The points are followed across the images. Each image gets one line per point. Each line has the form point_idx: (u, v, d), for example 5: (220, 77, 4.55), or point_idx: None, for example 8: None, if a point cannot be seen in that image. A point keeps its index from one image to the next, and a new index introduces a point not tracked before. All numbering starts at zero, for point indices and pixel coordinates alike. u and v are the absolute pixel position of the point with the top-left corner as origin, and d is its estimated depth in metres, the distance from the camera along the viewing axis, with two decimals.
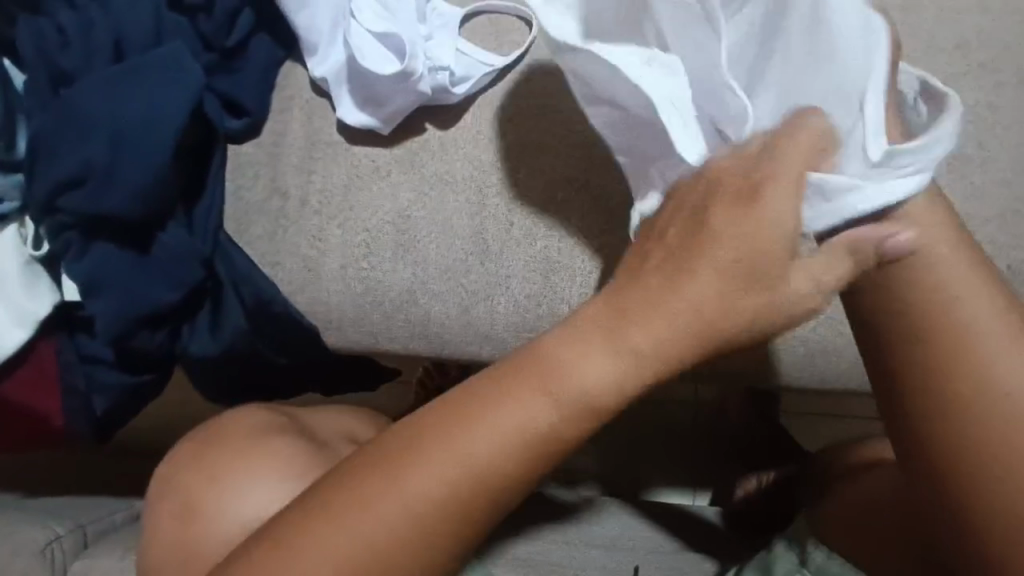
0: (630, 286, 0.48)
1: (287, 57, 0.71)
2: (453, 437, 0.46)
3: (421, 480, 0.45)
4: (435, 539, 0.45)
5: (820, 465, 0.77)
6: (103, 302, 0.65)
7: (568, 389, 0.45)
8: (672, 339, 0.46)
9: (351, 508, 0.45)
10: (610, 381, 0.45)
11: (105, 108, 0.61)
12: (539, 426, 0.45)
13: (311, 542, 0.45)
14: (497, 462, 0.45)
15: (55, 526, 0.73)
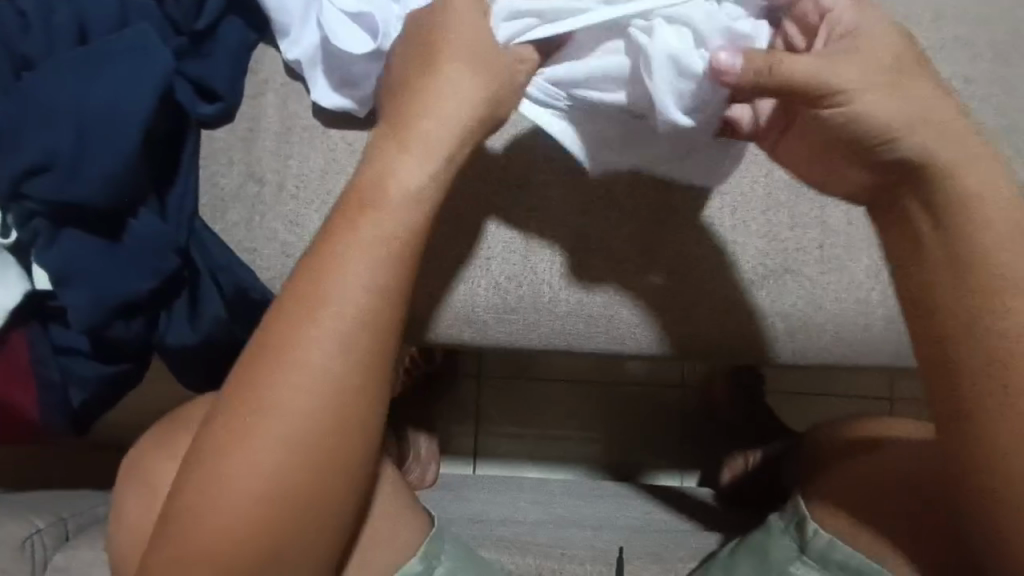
0: (361, 189, 0.51)
1: (259, 41, 0.70)
2: (267, 370, 0.47)
3: (311, 352, 0.47)
4: (359, 398, 0.48)
5: (809, 445, 0.77)
6: (75, 291, 0.63)
7: (391, 203, 0.50)
8: (416, 205, 0.51)
9: (257, 404, 0.47)
10: (380, 249, 0.49)
11: (70, 93, 0.60)
12: (381, 248, 0.49)
13: (241, 449, 0.46)
14: (363, 298, 0.48)
15: (35, 520, 0.72)
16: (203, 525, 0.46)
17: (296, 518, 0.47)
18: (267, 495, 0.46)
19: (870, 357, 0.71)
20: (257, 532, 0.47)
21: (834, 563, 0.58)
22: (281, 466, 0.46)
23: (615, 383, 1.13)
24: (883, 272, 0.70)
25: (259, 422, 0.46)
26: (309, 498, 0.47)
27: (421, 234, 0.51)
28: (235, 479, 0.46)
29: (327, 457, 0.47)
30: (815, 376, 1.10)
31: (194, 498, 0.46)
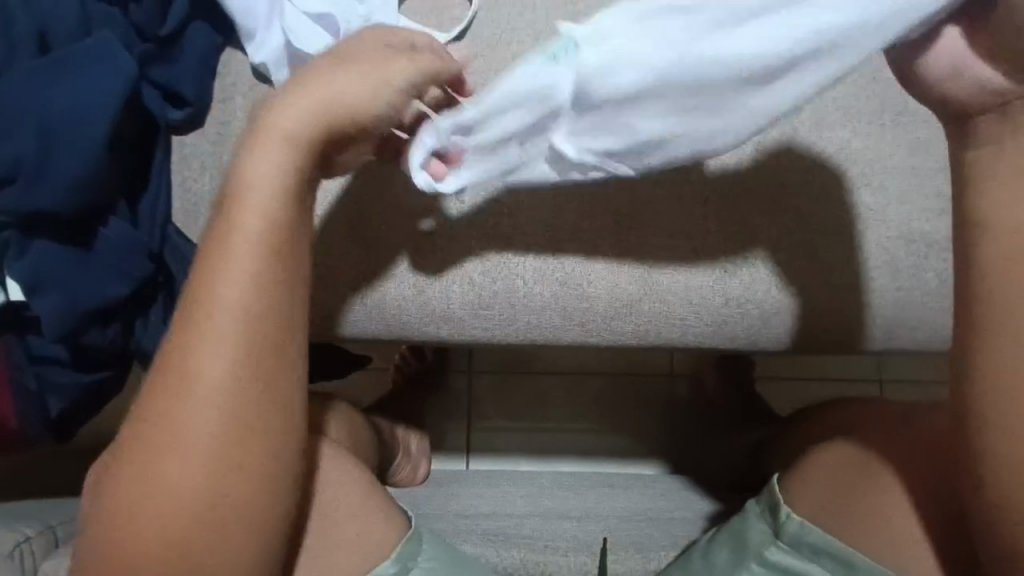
0: (237, 186, 0.51)
1: (226, 44, 0.70)
2: (178, 375, 0.47)
3: (206, 367, 0.47)
4: (262, 406, 0.48)
5: (794, 428, 0.78)
6: (46, 300, 0.63)
7: (244, 209, 0.50)
8: (289, 194, 0.51)
9: (160, 425, 0.47)
10: (258, 239, 0.49)
11: (32, 102, 0.60)
12: (252, 253, 0.49)
13: (148, 470, 0.46)
14: (245, 305, 0.48)
15: (23, 528, 0.73)
16: (119, 548, 0.46)
17: (212, 532, 0.47)
18: (178, 511, 0.46)
19: (846, 342, 0.71)
20: (173, 549, 0.46)
21: (805, 543, 0.58)
22: (190, 482, 0.46)
23: (602, 374, 1.13)
24: (857, 256, 0.70)
25: (162, 441, 0.46)
26: (221, 510, 0.47)
27: (299, 220, 0.52)
28: (145, 499, 0.46)
29: (235, 467, 0.47)
30: (803, 362, 1.10)
31: (110, 523, 0.47)
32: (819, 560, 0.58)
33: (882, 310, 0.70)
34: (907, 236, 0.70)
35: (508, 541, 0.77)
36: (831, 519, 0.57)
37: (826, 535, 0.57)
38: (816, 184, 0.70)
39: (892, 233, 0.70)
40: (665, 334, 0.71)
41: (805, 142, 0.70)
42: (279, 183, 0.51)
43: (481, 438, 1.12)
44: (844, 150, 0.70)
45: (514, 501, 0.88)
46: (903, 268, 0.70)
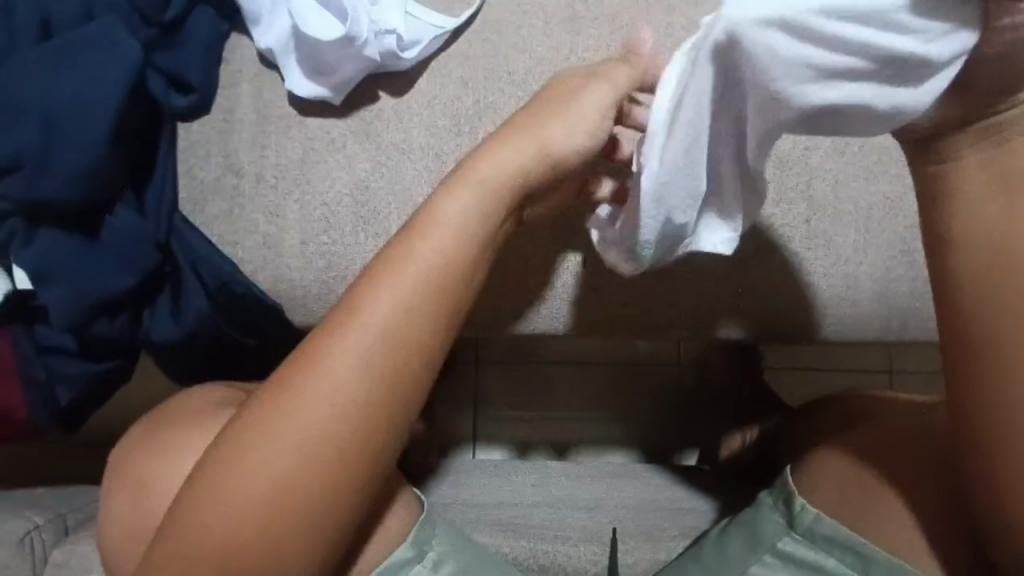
0: (422, 217, 0.51)
1: (232, 29, 0.69)
2: (299, 383, 0.48)
3: (333, 376, 0.47)
4: (371, 431, 0.48)
5: (804, 417, 0.77)
6: (53, 291, 0.63)
7: (444, 236, 0.50)
8: (463, 234, 0.50)
9: (274, 419, 0.47)
10: (419, 275, 0.49)
11: (34, 91, 0.60)
12: (409, 287, 0.49)
13: (246, 459, 0.47)
14: (385, 332, 0.48)
15: (33, 517, 0.73)
16: (198, 529, 0.47)
17: (291, 535, 0.48)
18: (264, 506, 0.47)
19: (862, 333, 0.70)
20: (251, 543, 0.47)
21: (820, 536, 0.58)
22: (284, 482, 0.47)
23: (611, 364, 1.13)
24: (872, 245, 0.69)
25: (269, 436, 0.47)
26: (308, 517, 0.48)
27: (466, 262, 0.50)
28: (236, 487, 0.47)
29: (327, 480, 0.47)
30: (813, 353, 1.09)
31: (192, 502, 0.48)
32: (833, 551, 0.57)
33: (897, 302, 0.69)
34: (925, 226, 0.69)
35: (516, 531, 0.77)
36: (845, 509, 0.57)
37: (840, 526, 0.57)
38: (830, 172, 0.69)
39: (908, 223, 0.69)
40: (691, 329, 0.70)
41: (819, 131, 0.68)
42: (489, 210, 0.51)
43: (489, 426, 1.11)
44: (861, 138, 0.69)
45: (519, 492, 0.88)
46: (918, 258, 0.69)
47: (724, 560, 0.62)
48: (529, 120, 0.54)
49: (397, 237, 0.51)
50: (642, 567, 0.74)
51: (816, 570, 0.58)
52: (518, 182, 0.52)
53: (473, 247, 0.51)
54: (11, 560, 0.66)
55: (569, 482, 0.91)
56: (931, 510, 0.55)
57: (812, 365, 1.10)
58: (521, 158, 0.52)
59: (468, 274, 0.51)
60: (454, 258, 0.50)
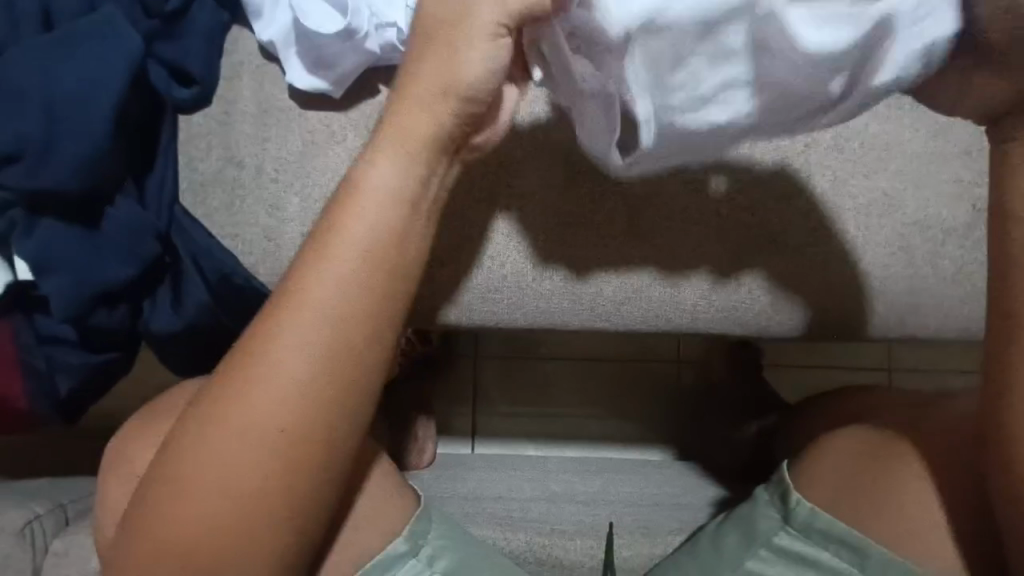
0: (347, 192, 0.50)
1: (233, 21, 0.69)
2: (244, 375, 0.48)
3: (277, 359, 0.47)
4: (322, 411, 0.47)
5: (803, 413, 0.77)
6: (55, 281, 0.63)
7: (369, 209, 0.49)
8: (388, 206, 0.49)
9: (226, 406, 0.48)
10: (349, 253, 0.48)
11: (36, 81, 0.60)
12: (340, 265, 0.48)
13: (203, 452, 0.47)
14: (324, 309, 0.47)
15: (34, 506, 0.73)
16: (161, 519, 0.48)
17: (249, 522, 0.47)
18: (221, 495, 0.47)
19: (859, 330, 0.71)
20: (215, 535, 0.47)
21: (817, 532, 0.58)
22: (240, 468, 0.47)
23: (611, 360, 1.13)
24: (871, 242, 0.69)
25: (222, 424, 0.47)
26: (264, 503, 0.47)
27: (399, 233, 0.49)
28: (193, 476, 0.47)
29: (281, 463, 0.47)
30: (812, 350, 1.10)
31: (157, 501, 0.48)
32: (828, 546, 0.57)
33: (895, 299, 0.69)
34: (925, 223, 0.69)
35: (513, 525, 0.77)
36: (841, 506, 0.57)
37: (836, 522, 0.57)
38: (830, 169, 0.69)
39: (908, 220, 0.69)
40: (678, 320, 0.70)
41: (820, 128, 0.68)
42: (417, 175, 0.50)
43: (488, 422, 1.11)
44: (862, 135, 0.69)
45: (521, 487, 0.88)
46: (917, 255, 0.69)
47: (719, 555, 0.62)
48: (411, 67, 0.51)
49: (324, 215, 0.50)
50: (639, 562, 0.74)
51: (812, 565, 0.58)
52: (440, 136, 0.50)
53: (404, 219, 0.49)
54: (12, 548, 0.67)
55: (568, 478, 0.91)
56: (933, 505, 0.55)
57: (811, 363, 1.10)
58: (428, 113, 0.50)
59: (397, 244, 0.49)
60: (383, 231, 0.49)
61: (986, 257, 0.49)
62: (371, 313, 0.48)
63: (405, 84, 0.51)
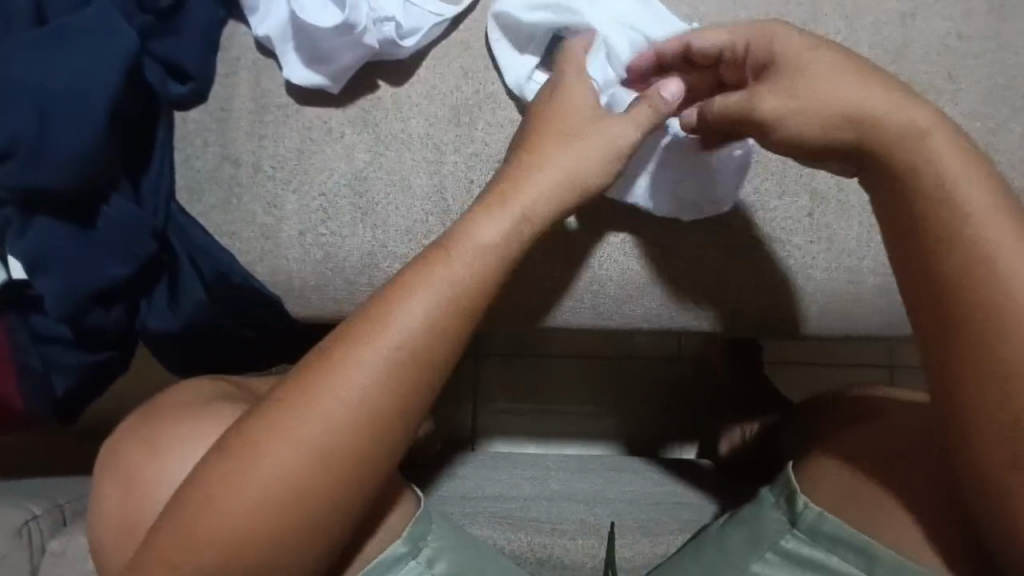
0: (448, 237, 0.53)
1: (229, 17, 0.68)
2: (320, 398, 0.48)
3: (361, 381, 0.48)
4: (390, 434, 0.49)
5: (806, 410, 0.77)
6: (50, 280, 0.63)
7: (472, 254, 0.52)
8: (489, 262, 0.52)
9: (299, 419, 0.48)
10: (447, 297, 0.50)
11: (28, 76, 0.59)
12: (438, 306, 0.50)
13: (262, 468, 0.47)
14: (419, 339, 0.49)
15: (31, 506, 0.73)
16: (203, 524, 0.47)
17: (296, 532, 0.48)
18: (275, 504, 0.47)
19: (860, 327, 0.70)
20: (252, 547, 0.47)
21: (823, 534, 0.57)
22: (297, 478, 0.47)
23: (610, 357, 1.12)
24: (875, 239, 0.68)
25: (282, 445, 0.47)
26: (314, 515, 0.48)
27: (491, 286, 0.52)
28: (247, 484, 0.47)
29: (336, 489, 0.48)
30: (813, 347, 1.09)
31: (196, 510, 0.47)
32: (835, 549, 0.57)
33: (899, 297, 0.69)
34: None
35: (515, 525, 0.76)
36: (847, 507, 0.57)
37: (841, 525, 0.56)
38: None
39: None
40: (699, 329, 0.70)
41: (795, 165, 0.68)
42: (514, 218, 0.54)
43: (489, 420, 1.11)
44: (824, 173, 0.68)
45: (517, 484, 0.88)
46: None
47: (724, 556, 0.61)
48: (538, 135, 0.58)
49: (426, 252, 0.52)
50: (641, 561, 0.74)
51: (819, 568, 0.57)
52: (543, 207, 0.55)
53: (497, 273, 0.53)
54: (10, 549, 0.67)
55: (568, 477, 0.91)
56: (930, 502, 0.55)
57: (811, 361, 1.09)
58: (547, 165, 0.56)
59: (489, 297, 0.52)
60: (483, 287, 0.52)
61: (956, 252, 0.49)
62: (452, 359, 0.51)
63: (530, 157, 0.57)
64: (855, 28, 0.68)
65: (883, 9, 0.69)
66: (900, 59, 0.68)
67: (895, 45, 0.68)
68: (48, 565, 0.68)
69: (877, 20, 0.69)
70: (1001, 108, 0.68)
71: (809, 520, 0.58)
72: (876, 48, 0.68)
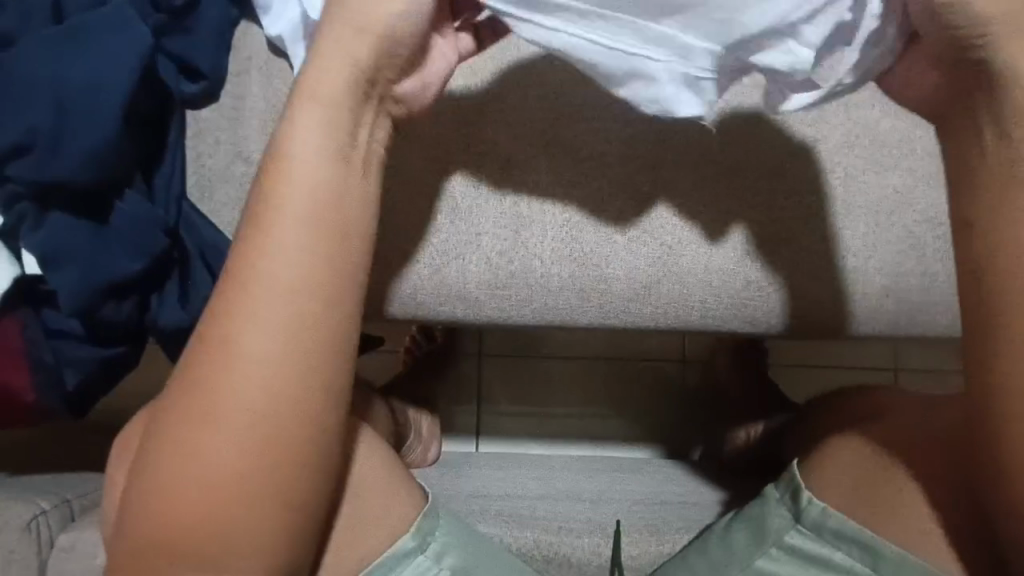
0: (270, 160, 0.50)
1: (242, 17, 0.69)
2: (212, 363, 0.47)
3: (243, 341, 0.47)
4: (296, 386, 0.47)
5: (811, 412, 0.77)
6: (64, 275, 0.63)
7: (301, 165, 0.49)
8: (330, 170, 0.49)
9: (201, 398, 0.47)
10: (297, 215, 0.48)
11: (46, 73, 0.60)
12: (286, 226, 0.48)
13: (188, 447, 0.46)
14: (280, 277, 0.47)
15: (40, 500, 0.73)
16: (152, 521, 0.47)
17: (246, 514, 0.47)
18: (213, 489, 0.46)
19: (867, 328, 0.70)
20: (212, 528, 0.47)
21: (829, 531, 0.57)
22: (230, 458, 0.46)
23: (614, 358, 1.12)
24: (883, 240, 0.69)
25: (198, 420, 0.46)
26: (259, 493, 0.47)
27: (345, 188, 0.49)
28: (185, 472, 0.46)
29: (272, 447, 0.46)
30: (817, 349, 1.10)
31: (152, 501, 0.47)
32: (839, 545, 0.57)
33: (908, 296, 0.69)
34: (936, 223, 0.69)
35: (520, 521, 0.77)
36: (855, 506, 0.57)
37: (848, 521, 0.56)
38: (842, 167, 0.69)
39: (919, 216, 0.69)
40: (684, 315, 0.69)
41: (766, 190, 0.68)
42: (346, 136, 0.50)
43: (493, 421, 1.11)
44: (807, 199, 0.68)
45: (524, 485, 0.88)
46: (928, 253, 0.69)
47: (729, 553, 0.62)
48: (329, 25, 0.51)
49: (255, 183, 0.50)
50: (645, 560, 0.75)
51: (823, 564, 0.58)
52: (359, 91, 0.50)
53: (341, 176, 0.49)
54: (19, 544, 0.67)
55: (574, 476, 0.91)
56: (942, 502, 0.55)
57: (816, 364, 1.10)
58: (359, 71, 0.50)
59: (336, 198, 0.49)
60: (330, 193, 0.49)
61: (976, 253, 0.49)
62: (330, 270, 0.48)
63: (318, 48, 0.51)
64: None
65: None
66: None
67: None
68: (56, 559, 0.69)
69: None
70: None
71: (815, 520, 0.58)
72: None
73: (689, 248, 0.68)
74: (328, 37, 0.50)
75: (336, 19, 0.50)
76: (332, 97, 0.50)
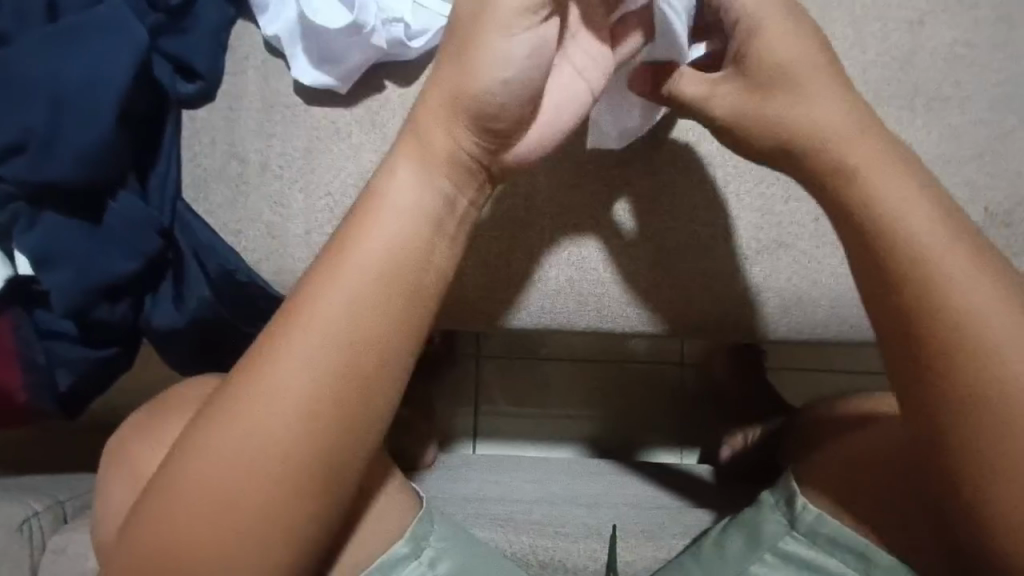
0: (358, 200, 0.49)
1: (238, 16, 0.68)
2: (254, 393, 0.46)
3: (293, 380, 0.46)
4: (326, 415, 0.46)
5: (805, 416, 0.77)
6: (57, 275, 0.63)
7: (388, 215, 0.48)
8: (418, 226, 0.49)
9: (229, 411, 0.46)
10: (380, 268, 0.47)
11: (40, 72, 0.59)
12: (359, 278, 0.47)
13: (211, 468, 0.46)
14: (338, 317, 0.47)
15: (32, 502, 0.73)
16: (158, 531, 0.47)
17: (252, 531, 0.46)
18: (221, 500, 0.46)
19: (867, 334, 0.70)
20: (216, 547, 0.46)
21: (822, 537, 0.57)
22: (247, 480, 0.46)
23: (612, 361, 1.12)
24: None
25: (224, 441, 0.46)
26: (269, 512, 0.46)
27: (430, 251, 0.49)
28: (202, 488, 0.46)
29: (294, 482, 0.46)
30: (816, 354, 1.09)
31: (161, 512, 0.46)
32: (832, 552, 0.57)
33: None
34: None
35: (514, 526, 0.76)
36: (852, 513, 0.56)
37: (843, 529, 0.56)
38: None
39: None
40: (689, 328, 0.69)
41: (763, 193, 0.68)
42: (434, 187, 0.50)
43: (489, 423, 1.11)
44: (801, 203, 0.68)
45: (517, 489, 0.88)
46: None
47: (723, 558, 0.61)
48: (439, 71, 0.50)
49: (346, 221, 0.49)
50: (641, 565, 0.74)
51: (817, 570, 0.57)
52: (459, 146, 0.50)
53: (425, 232, 0.49)
54: (10, 545, 0.67)
55: (566, 482, 0.90)
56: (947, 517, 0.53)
57: (814, 369, 1.09)
58: (452, 114, 0.49)
59: (421, 257, 0.49)
60: (413, 249, 0.48)
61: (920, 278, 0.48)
62: (396, 329, 0.48)
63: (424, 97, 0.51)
64: (864, 34, 0.69)
65: (893, 16, 0.69)
66: (908, 66, 0.69)
67: (904, 51, 0.69)
68: (47, 561, 0.69)
69: (886, 26, 0.69)
70: (1009, 117, 0.68)
71: (809, 525, 0.58)
72: (884, 56, 0.69)
73: (703, 266, 0.68)
74: (434, 88, 0.50)
75: (449, 65, 0.50)
76: (423, 146, 0.50)
